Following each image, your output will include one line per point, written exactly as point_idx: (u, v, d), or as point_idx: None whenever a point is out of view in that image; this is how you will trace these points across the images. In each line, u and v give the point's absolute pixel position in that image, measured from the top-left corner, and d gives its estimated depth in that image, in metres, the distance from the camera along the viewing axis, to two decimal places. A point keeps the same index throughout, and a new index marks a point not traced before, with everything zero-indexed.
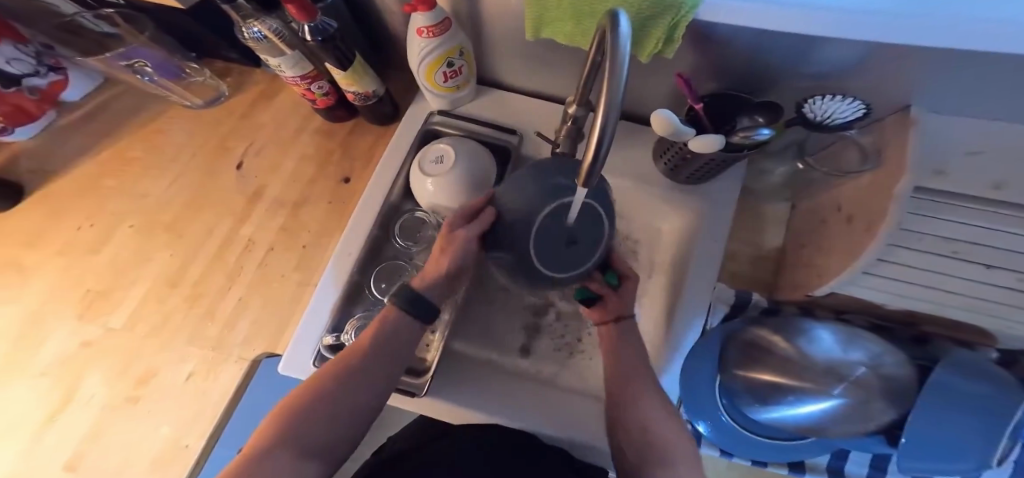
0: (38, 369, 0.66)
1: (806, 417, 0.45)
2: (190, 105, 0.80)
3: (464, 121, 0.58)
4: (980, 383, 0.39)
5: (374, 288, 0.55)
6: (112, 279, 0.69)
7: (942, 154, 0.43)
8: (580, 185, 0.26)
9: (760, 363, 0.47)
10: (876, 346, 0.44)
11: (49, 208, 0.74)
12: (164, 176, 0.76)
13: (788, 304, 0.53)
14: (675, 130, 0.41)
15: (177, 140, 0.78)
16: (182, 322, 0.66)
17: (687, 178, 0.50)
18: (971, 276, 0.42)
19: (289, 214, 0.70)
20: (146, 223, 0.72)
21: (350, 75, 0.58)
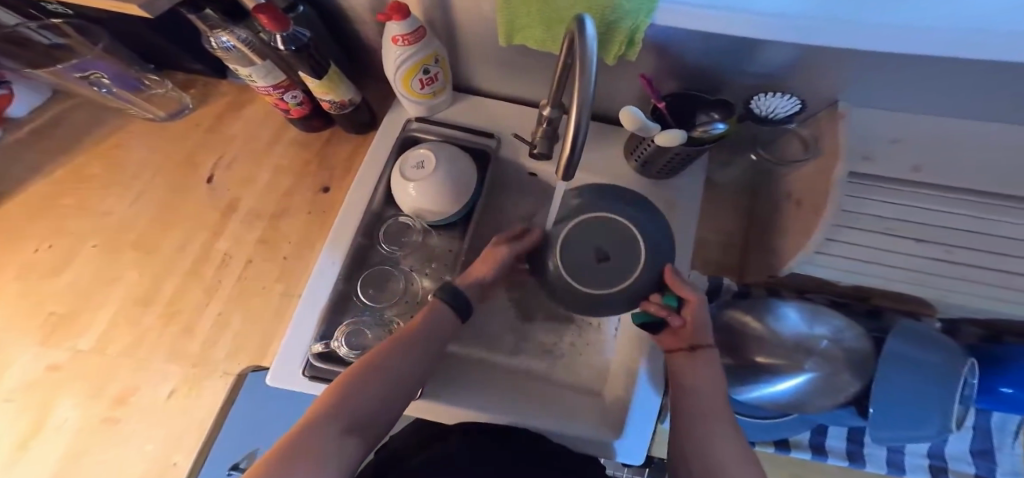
0: (3, 396, 0.63)
1: (783, 393, 0.47)
2: (154, 118, 0.78)
3: (441, 127, 0.59)
4: (929, 352, 0.46)
5: (361, 295, 0.55)
6: (82, 300, 0.67)
7: (869, 143, 0.48)
8: (560, 175, 0.30)
9: (736, 346, 0.49)
10: (837, 321, 0.48)
11: (5, 229, 0.71)
12: (129, 192, 0.73)
13: (758, 287, 0.56)
14: (641, 125, 0.43)
15: (140, 154, 0.76)
16: (159, 341, 0.65)
17: (659, 174, 0.53)
18: (906, 249, 0.48)
19: (266, 226, 0.69)
20: (112, 242, 0.70)
21: (325, 84, 0.58)
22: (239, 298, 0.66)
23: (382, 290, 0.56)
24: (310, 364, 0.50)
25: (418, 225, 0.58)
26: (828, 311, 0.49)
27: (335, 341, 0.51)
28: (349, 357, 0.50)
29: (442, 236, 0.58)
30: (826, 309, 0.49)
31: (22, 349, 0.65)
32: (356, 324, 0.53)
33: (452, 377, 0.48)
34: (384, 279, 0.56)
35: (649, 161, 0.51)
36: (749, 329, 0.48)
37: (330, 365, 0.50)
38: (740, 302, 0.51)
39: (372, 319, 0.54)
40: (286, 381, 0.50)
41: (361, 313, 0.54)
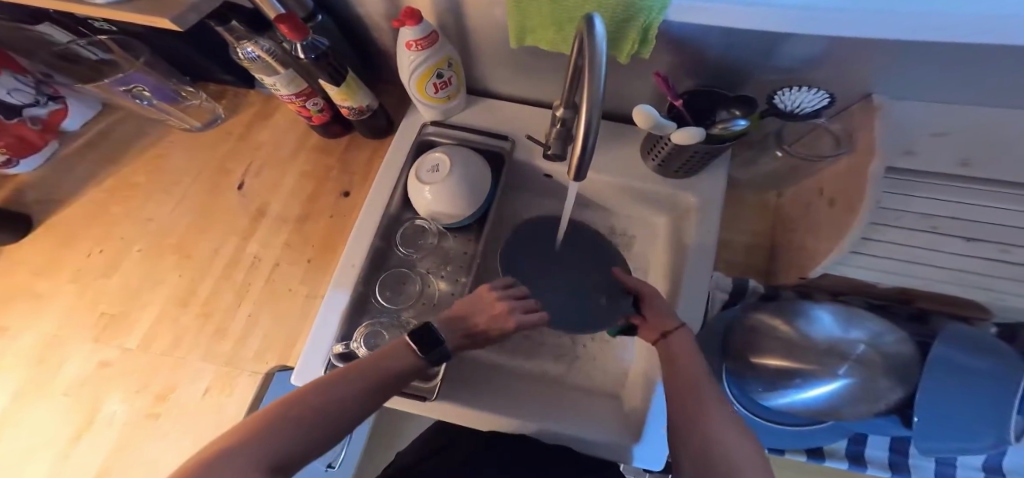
0: (56, 392, 0.67)
1: (815, 399, 0.46)
2: (189, 128, 0.82)
3: (456, 130, 0.59)
4: (983, 361, 0.43)
5: (379, 297, 0.56)
6: (125, 302, 0.71)
7: (907, 135, 0.44)
8: (573, 177, 0.31)
9: (766, 348, 0.48)
10: (876, 326, 0.46)
11: (62, 235, 0.76)
12: (168, 199, 0.77)
13: (786, 289, 0.53)
14: (655, 124, 0.43)
15: (178, 163, 0.80)
16: (196, 340, 0.68)
17: (677, 174, 0.51)
18: (952, 248, 0.46)
19: (292, 230, 0.71)
20: (153, 247, 0.74)
21: (345, 90, 0.60)
22: (268, 300, 0.68)
23: (399, 292, 0.56)
24: (330, 364, 0.51)
25: (434, 227, 0.59)
26: (867, 316, 0.46)
27: (355, 342, 0.52)
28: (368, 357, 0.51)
29: (457, 238, 0.59)
30: (867, 314, 0.46)
31: (78, 347, 0.69)
32: (373, 326, 0.54)
33: (467, 379, 0.48)
34: (402, 281, 0.57)
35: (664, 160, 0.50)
36: (777, 333, 0.47)
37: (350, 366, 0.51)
38: (766, 304, 0.50)
39: (390, 321, 0.54)
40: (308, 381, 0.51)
41: (380, 314, 0.55)
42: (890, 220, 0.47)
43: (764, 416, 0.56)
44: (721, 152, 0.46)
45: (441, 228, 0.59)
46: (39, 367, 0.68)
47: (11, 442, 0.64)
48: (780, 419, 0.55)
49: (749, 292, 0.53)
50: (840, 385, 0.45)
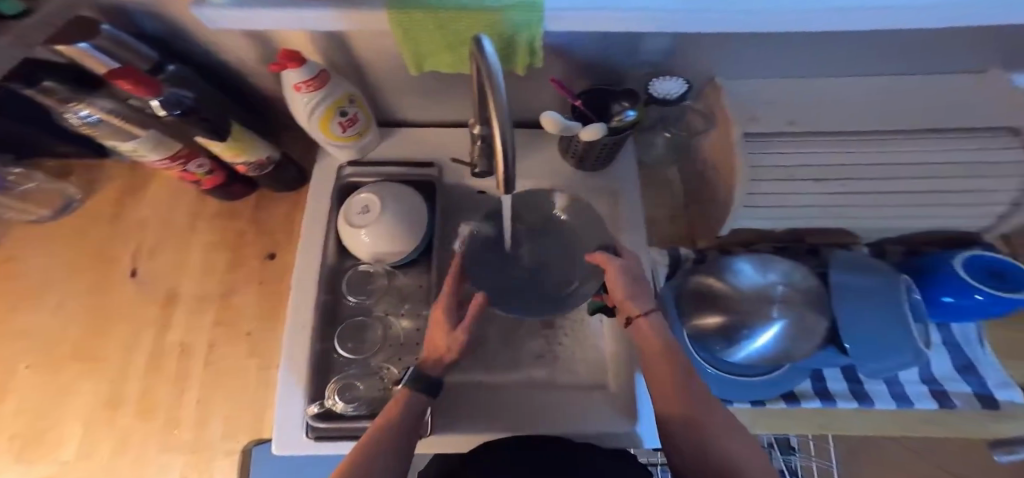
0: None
1: (765, 346, 0.50)
2: (37, 218, 0.69)
3: (375, 168, 0.57)
4: (867, 277, 0.52)
5: (340, 350, 0.54)
6: (26, 434, 0.60)
7: (746, 105, 0.52)
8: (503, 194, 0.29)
9: (709, 307, 0.52)
10: (783, 266, 0.52)
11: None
12: (44, 304, 0.66)
13: (710, 249, 0.61)
14: (564, 127, 0.45)
15: (38, 264, 0.68)
16: (145, 436, 0.60)
17: (596, 165, 0.55)
18: (812, 186, 0.52)
19: (218, 307, 0.65)
20: (45, 361, 0.63)
21: (234, 144, 0.54)
22: (212, 383, 0.62)
23: (362, 340, 0.55)
24: (308, 429, 0.49)
25: (381, 269, 0.57)
26: (777, 259, 0.53)
27: (329, 399, 0.51)
28: (347, 411, 0.50)
29: (408, 274, 0.57)
30: (775, 257, 0.53)
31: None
32: (344, 379, 0.52)
33: (452, 408, 0.50)
34: (363, 330, 0.55)
35: (583, 158, 0.53)
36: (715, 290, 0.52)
37: (332, 423, 0.49)
38: (701, 266, 0.55)
39: (360, 372, 0.53)
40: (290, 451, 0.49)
41: (347, 367, 0.53)
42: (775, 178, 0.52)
43: (738, 372, 0.58)
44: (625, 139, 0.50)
45: (389, 267, 0.57)
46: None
47: None
48: (745, 370, 0.57)
49: (683, 259, 0.60)
50: (778, 326, 0.49)
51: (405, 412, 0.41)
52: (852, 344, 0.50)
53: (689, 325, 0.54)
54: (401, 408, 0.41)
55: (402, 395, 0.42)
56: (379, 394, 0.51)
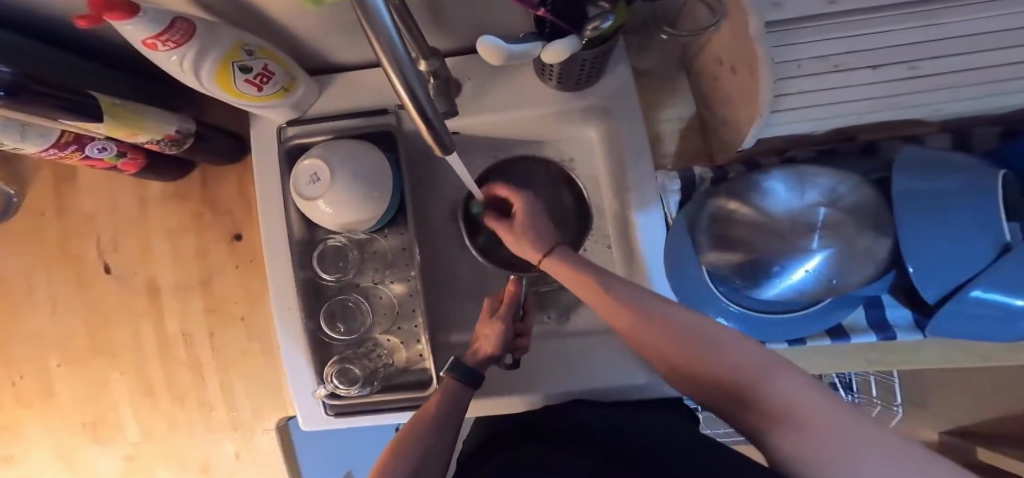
0: None
1: (796, 279, 0.49)
2: (276, 101, 0.48)
3: (325, 121, 0.53)
4: (950, 178, 0.47)
5: (438, 134, 0.29)
6: (90, 402, 0.65)
7: None
8: (438, 153, 0.30)
9: (732, 238, 0.51)
10: (828, 180, 0.50)
11: (9, 304, 0.63)
12: (264, 141, 0.53)
13: (732, 164, 0.56)
14: (512, 56, 0.34)
15: (280, 112, 0.51)
16: (244, 364, 0.61)
17: (733, 20, 0.37)
18: (913, 82, 0.40)
19: (356, 90, 0.54)
20: (211, 305, 0.60)
21: (115, 122, 0.42)
22: (228, 367, 0.61)
23: (352, 320, 0.57)
24: (325, 405, 0.57)
25: (353, 240, 0.57)
26: (815, 171, 0.50)
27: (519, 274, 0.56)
28: (351, 392, 0.54)
29: (387, 237, 0.57)
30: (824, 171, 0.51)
31: (89, 451, 0.66)
32: (341, 363, 0.55)
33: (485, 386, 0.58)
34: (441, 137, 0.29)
35: (742, 25, 0.35)
36: (737, 215, 0.51)
37: (340, 401, 0.56)
38: (721, 187, 0.53)
39: (357, 352, 0.57)
40: (658, 388, 0.54)
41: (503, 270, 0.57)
42: (881, 67, 0.38)
43: (759, 309, 0.55)
44: (606, 54, 0.42)
45: (561, 66, 0.43)
46: (79, 402, 0.65)
47: (268, 458, 0.64)
48: (779, 306, 0.54)
49: (698, 181, 0.56)
50: (823, 255, 0.48)
51: (441, 397, 0.48)
52: (914, 269, 0.47)
53: (703, 260, 0.53)
54: (491, 325, 0.52)
55: (492, 327, 0.52)
56: (377, 371, 0.56)
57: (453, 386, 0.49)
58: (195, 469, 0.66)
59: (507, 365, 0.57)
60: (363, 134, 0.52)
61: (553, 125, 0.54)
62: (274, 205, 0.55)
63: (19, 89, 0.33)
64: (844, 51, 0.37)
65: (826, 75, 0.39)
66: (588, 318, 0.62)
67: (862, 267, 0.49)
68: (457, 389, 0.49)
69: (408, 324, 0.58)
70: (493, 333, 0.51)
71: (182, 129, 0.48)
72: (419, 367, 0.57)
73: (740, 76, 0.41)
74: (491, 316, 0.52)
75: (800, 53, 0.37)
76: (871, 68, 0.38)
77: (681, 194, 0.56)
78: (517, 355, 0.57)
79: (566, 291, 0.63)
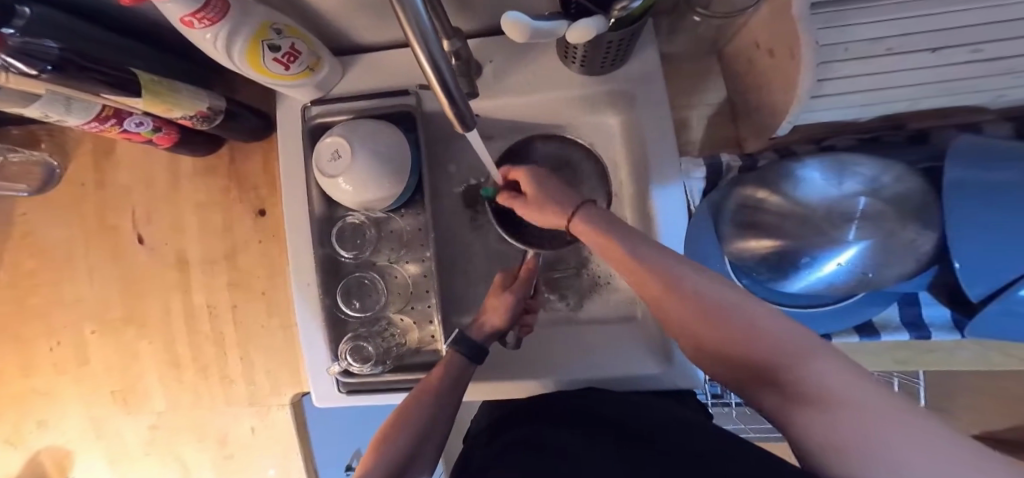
0: (138, 453, 0.70)
1: (826, 272, 0.48)
2: (302, 82, 0.50)
3: (348, 101, 0.54)
4: (1006, 172, 0.45)
5: (462, 110, 0.30)
6: (119, 369, 0.68)
7: None
8: (459, 129, 0.31)
9: (759, 228, 0.50)
10: (870, 169, 0.48)
11: (51, 269, 0.67)
12: (291, 120, 0.55)
13: (763, 152, 0.55)
14: (543, 34, 0.32)
15: (307, 90, 0.52)
16: (263, 338, 0.63)
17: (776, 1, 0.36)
18: (970, 65, 0.38)
19: (380, 70, 0.54)
20: (234, 279, 0.62)
21: (153, 99, 0.44)
22: (248, 342, 0.63)
23: (367, 297, 0.58)
24: (337, 381, 0.58)
25: (371, 219, 0.57)
26: (856, 160, 0.49)
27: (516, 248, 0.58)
28: (365, 370, 0.55)
29: (403, 217, 0.57)
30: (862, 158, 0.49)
31: (116, 420, 0.70)
32: (357, 341, 0.56)
33: (493, 370, 0.58)
34: (462, 112, 0.30)
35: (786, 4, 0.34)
36: (765, 203, 0.50)
37: (354, 379, 0.57)
38: (749, 175, 0.52)
39: (370, 331, 0.57)
40: (675, 378, 0.53)
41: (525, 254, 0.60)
42: (940, 50, 0.36)
43: (784, 300, 0.53)
44: (634, 35, 0.42)
45: (586, 48, 0.42)
46: (110, 368, 0.68)
47: (283, 435, 0.66)
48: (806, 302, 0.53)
49: (725, 167, 0.55)
50: (859, 247, 0.46)
51: (448, 368, 0.49)
52: (960, 267, 0.45)
53: (729, 248, 0.52)
54: (501, 303, 0.52)
55: (501, 303, 0.52)
56: (391, 351, 0.57)
57: (458, 357, 0.50)
58: (214, 441, 0.68)
59: (510, 345, 0.58)
60: (381, 115, 0.53)
61: (573, 108, 0.53)
62: (298, 181, 0.56)
63: (66, 64, 0.37)
64: (899, 33, 0.35)
65: (875, 60, 0.37)
66: (602, 306, 0.61)
67: (899, 261, 0.47)
68: (461, 361, 0.50)
69: (421, 304, 0.58)
70: (502, 309, 0.51)
71: (214, 106, 0.50)
72: (430, 348, 0.58)
73: (779, 61, 0.39)
74: (503, 291, 0.52)
75: (850, 37, 0.35)
76: (928, 50, 0.36)
77: (706, 183, 0.56)
78: (522, 334, 0.57)
79: (582, 278, 0.62)
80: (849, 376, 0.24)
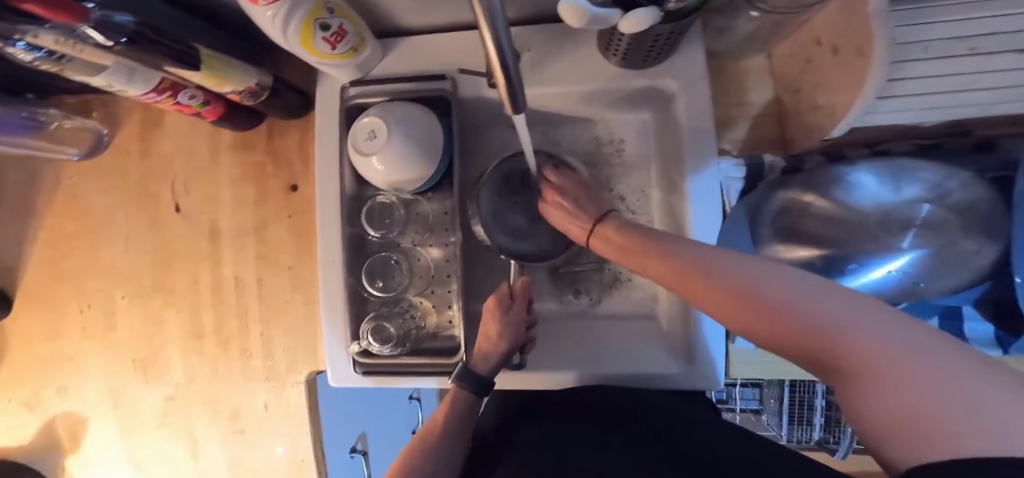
0: (150, 424, 0.72)
1: (876, 279, 0.50)
2: (342, 62, 0.51)
3: (385, 83, 0.55)
4: None
5: (511, 89, 0.31)
6: (143, 336, 0.70)
7: None
8: (508, 109, 0.32)
9: (801, 232, 0.52)
10: (932, 175, 0.48)
11: (89, 234, 0.69)
12: (331, 100, 0.57)
13: (812, 152, 0.52)
14: (600, 20, 0.33)
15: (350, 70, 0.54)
16: (285, 315, 0.64)
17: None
18: None
19: (421, 56, 0.56)
20: (262, 254, 0.63)
21: (211, 74, 0.46)
22: (269, 317, 0.64)
23: (390, 277, 0.59)
24: (354, 360, 0.58)
25: (401, 200, 0.58)
26: (918, 166, 0.48)
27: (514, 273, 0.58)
28: (383, 351, 0.56)
29: (430, 201, 0.58)
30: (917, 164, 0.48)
31: (134, 389, 0.71)
32: (378, 321, 0.56)
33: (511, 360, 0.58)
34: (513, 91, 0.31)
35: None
36: (812, 207, 0.51)
37: (372, 360, 0.57)
38: (794, 178, 0.52)
39: (391, 311, 0.58)
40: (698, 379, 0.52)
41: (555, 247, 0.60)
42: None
43: None
44: (681, 30, 0.42)
45: (630, 41, 0.43)
46: (135, 336, 0.70)
47: (294, 414, 0.67)
48: None
49: (768, 168, 0.53)
50: (912, 255, 0.49)
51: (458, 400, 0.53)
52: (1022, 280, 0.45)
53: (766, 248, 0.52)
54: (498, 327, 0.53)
55: (500, 329, 0.53)
56: (410, 333, 0.58)
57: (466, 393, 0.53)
58: (226, 416, 0.69)
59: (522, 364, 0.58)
60: (418, 98, 0.54)
61: (608, 102, 0.54)
62: (332, 159, 0.58)
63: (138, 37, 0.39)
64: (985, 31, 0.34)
65: (956, 60, 0.36)
66: (621, 303, 0.61)
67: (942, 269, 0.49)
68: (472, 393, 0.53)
69: (442, 289, 0.59)
70: (502, 333, 0.53)
71: (261, 83, 0.52)
72: (447, 334, 0.58)
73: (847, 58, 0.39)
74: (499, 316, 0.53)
75: (930, 34, 0.34)
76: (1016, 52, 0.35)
77: (744, 183, 0.55)
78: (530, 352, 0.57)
79: (603, 272, 0.62)
80: (905, 332, 0.23)
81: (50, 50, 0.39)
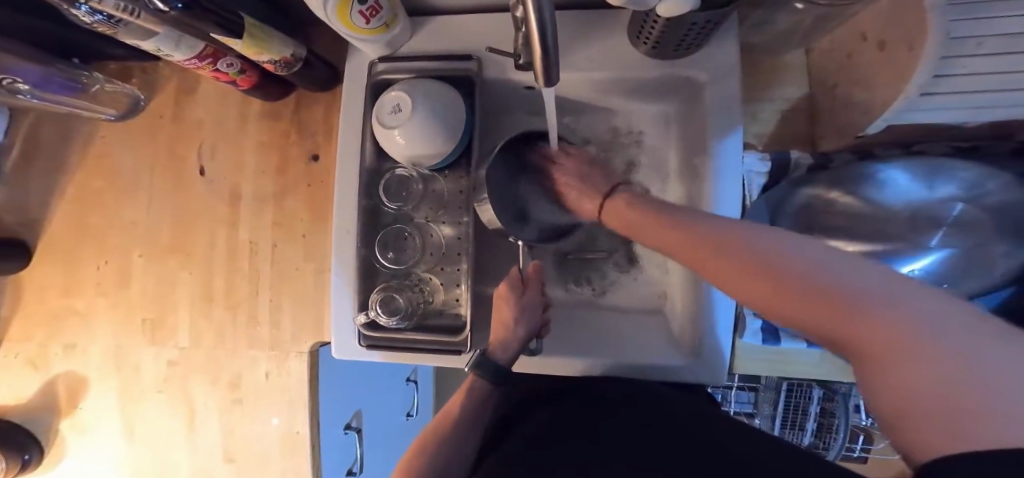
0: (151, 387, 0.72)
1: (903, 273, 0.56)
2: (375, 37, 0.53)
3: (410, 61, 0.57)
4: None
5: (546, 64, 0.32)
6: (157, 298, 0.71)
7: None
8: (541, 81, 0.33)
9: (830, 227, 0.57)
10: (964, 174, 0.53)
11: (115, 193, 0.72)
12: (360, 75, 0.59)
13: (841, 151, 0.57)
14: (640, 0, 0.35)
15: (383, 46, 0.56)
16: (295, 284, 0.65)
17: None
18: None
19: (451, 37, 0.58)
20: (279, 222, 0.65)
21: (252, 42, 0.48)
22: (280, 285, 0.65)
23: (402, 250, 0.59)
24: (359, 332, 0.59)
25: (419, 174, 0.59)
26: (952, 165, 0.53)
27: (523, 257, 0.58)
28: (390, 323, 0.56)
29: (446, 179, 0.60)
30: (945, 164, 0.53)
31: (140, 350, 0.72)
32: (387, 292, 0.57)
33: None
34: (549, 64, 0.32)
35: None
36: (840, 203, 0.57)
37: (377, 333, 0.58)
38: (820, 174, 0.57)
39: (400, 283, 0.59)
40: (706, 374, 0.52)
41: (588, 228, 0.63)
42: None
43: None
44: (713, 23, 0.43)
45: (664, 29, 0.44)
46: (149, 296, 0.72)
47: (293, 385, 0.67)
48: None
49: (794, 165, 0.57)
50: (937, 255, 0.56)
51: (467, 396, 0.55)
52: None
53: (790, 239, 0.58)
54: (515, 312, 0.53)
55: (518, 315, 0.53)
56: (418, 308, 0.58)
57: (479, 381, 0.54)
58: (226, 383, 0.70)
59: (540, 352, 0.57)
60: (444, 76, 0.56)
61: (630, 92, 0.55)
62: (356, 132, 0.59)
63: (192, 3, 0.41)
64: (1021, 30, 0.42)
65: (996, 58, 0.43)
66: (627, 296, 0.61)
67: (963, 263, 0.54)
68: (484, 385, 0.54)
69: (451, 267, 0.60)
70: (518, 318, 0.53)
71: (296, 54, 0.54)
72: (453, 311, 0.59)
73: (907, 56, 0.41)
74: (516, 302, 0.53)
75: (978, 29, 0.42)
76: None
77: (767, 178, 0.59)
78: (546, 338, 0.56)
79: (611, 263, 0.62)
80: (936, 311, 0.23)
81: (110, 15, 0.40)
